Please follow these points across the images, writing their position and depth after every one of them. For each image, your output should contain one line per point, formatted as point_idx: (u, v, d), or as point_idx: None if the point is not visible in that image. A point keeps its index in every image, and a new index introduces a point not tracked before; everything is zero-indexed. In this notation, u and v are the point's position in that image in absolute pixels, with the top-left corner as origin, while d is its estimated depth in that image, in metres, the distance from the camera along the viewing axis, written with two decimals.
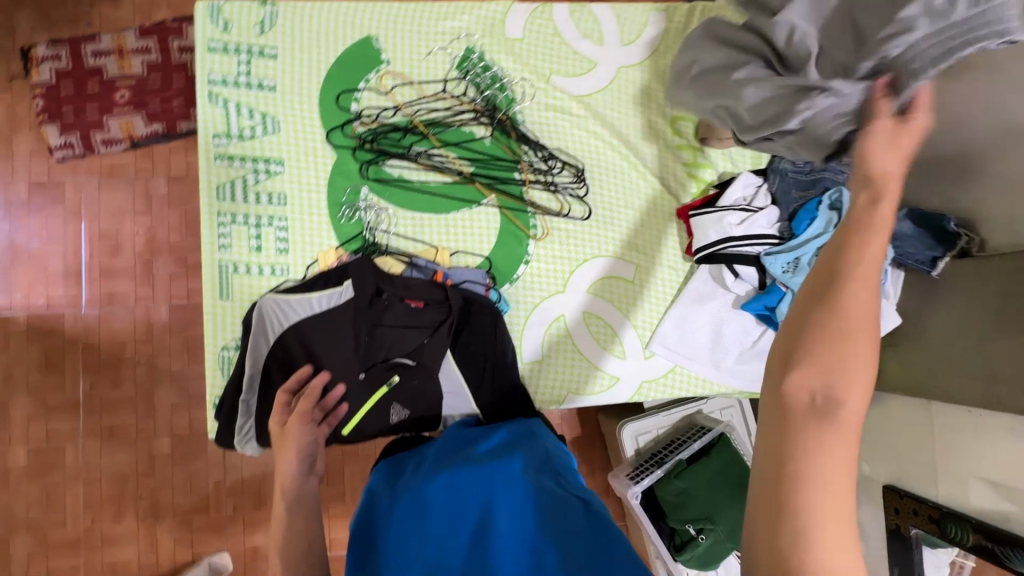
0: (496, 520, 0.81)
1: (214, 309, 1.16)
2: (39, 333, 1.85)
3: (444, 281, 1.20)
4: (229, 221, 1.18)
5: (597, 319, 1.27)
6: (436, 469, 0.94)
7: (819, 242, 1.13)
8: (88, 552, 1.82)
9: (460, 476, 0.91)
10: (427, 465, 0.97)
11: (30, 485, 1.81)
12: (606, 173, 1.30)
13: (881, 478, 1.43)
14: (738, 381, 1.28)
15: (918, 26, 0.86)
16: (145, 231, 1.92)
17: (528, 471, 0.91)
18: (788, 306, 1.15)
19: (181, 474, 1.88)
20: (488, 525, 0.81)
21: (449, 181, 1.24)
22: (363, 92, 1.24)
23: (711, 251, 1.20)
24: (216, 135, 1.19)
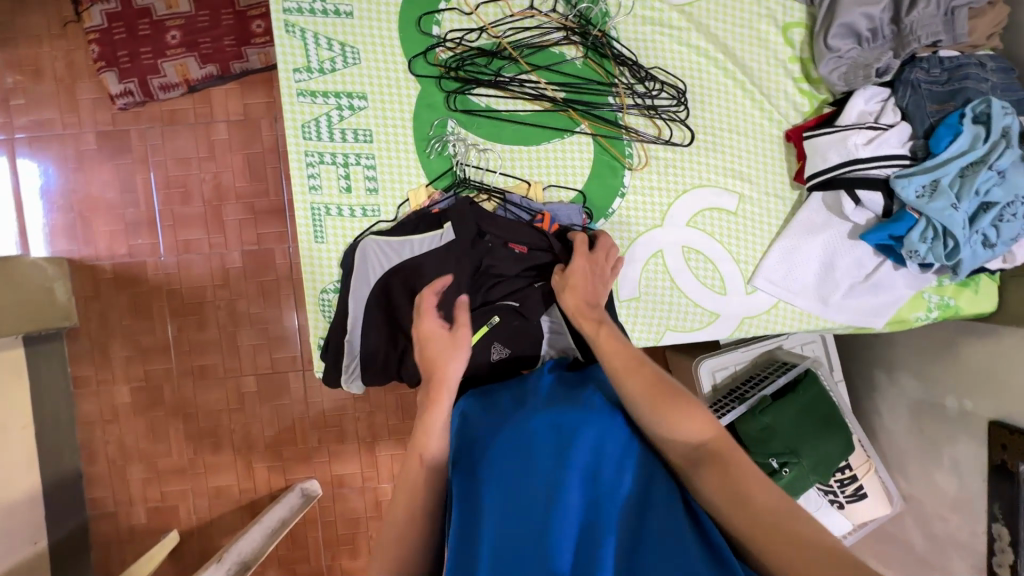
0: (606, 476, 0.78)
1: (310, 252, 1.16)
2: (126, 280, 1.93)
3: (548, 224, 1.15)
4: (317, 161, 1.15)
5: (696, 253, 1.21)
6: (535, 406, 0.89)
7: (964, 161, 1.01)
8: (194, 478, 1.99)
9: (564, 417, 0.85)
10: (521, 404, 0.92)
11: (137, 420, 1.96)
12: (707, 94, 1.19)
13: (985, 414, 1.38)
14: (848, 317, 1.20)
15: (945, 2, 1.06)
16: (212, 178, 1.93)
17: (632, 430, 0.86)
18: (919, 235, 1.05)
19: (269, 410, 1.99)
20: (602, 476, 0.79)
21: (539, 110, 1.16)
22: (445, 13, 1.14)
23: (832, 176, 1.10)
24: (297, 69, 1.13)
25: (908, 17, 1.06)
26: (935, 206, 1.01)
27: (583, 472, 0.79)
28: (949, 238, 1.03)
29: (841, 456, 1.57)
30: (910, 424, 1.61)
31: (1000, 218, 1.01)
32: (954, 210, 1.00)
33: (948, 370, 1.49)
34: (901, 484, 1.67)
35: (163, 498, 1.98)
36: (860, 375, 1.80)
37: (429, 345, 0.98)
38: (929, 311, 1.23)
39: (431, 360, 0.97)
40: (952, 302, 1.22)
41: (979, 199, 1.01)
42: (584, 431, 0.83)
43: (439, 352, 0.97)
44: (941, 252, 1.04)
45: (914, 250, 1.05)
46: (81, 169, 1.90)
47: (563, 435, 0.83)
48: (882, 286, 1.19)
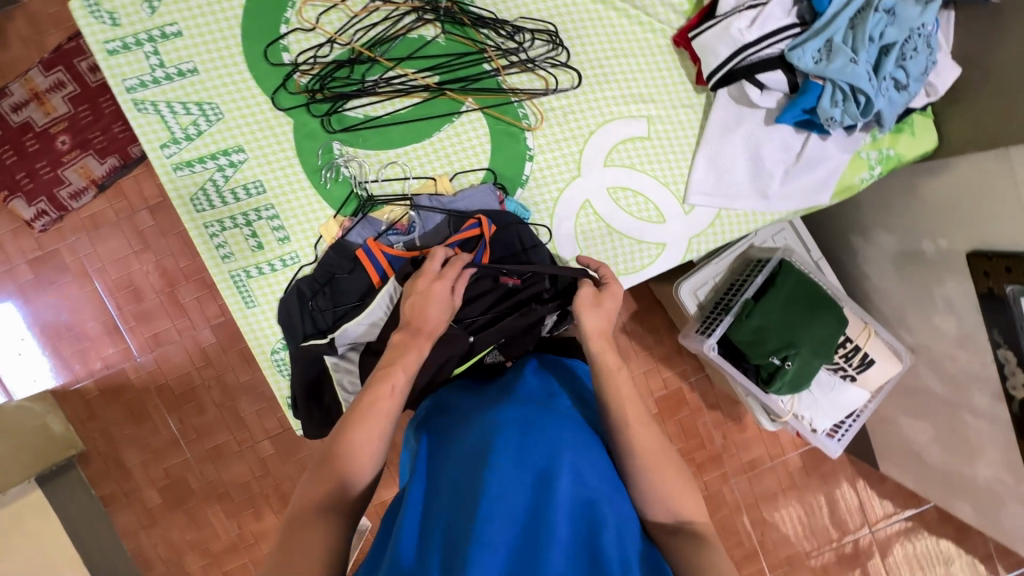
0: (559, 475, 0.74)
1: (247, 319, 1.14)
2: (114, 392, 1.93)
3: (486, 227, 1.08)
4: (219, 228, 1.11)
5: (623, 191, 1.17)
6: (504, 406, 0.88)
7: (851, 11, 0.95)
8: (248, 551, 2.03)
9: (530, 416, 0.83)
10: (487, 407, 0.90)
11: (174, 516, 1.99)
12: (582, 26, 1.13)
13: (963, 247, 1.35)
14: (791, 202, 1.18)
15: None
16: (155, 267, 1.89)
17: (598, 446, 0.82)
18: (830, 101, 1.00)
19: (292, 466, 2.01)
20: (555, 479, 0.74)
21: (419, 102, 1.11)
22: (289, 36, 1.08)
23: (728, 69, 1.04)
24: (164, 145, 1.08)
25: None
26: (835, 67, 0.95)
27: (537, 473, 0.75)
28: (859, 94, 0.99)
29: (838, 331, 1.56)
30: (898, 279, 1.59)
31: (903, 56, 0.97)
32: (855, 64, 0.95)
33: (915, 215, 1.45)
34: (907, 336, 1.66)
35: None
36: (840, 245, 1.77)
37: (431, 301, 0.95)
38: (872, 169, 1.19)
39: (425, 313, 0.95)
40: (891, 152, 1.17)
41: (877, 46, 0.96)
42: (548, 432, 0.80)
43: (438, 312, 0.95)
44: (855, 111, 1.00)
45: (830, 117, 1.01)
46: (28, 302, 1.87)
47: (524, 435, 0.80)
48: (815, 161, 1.14)
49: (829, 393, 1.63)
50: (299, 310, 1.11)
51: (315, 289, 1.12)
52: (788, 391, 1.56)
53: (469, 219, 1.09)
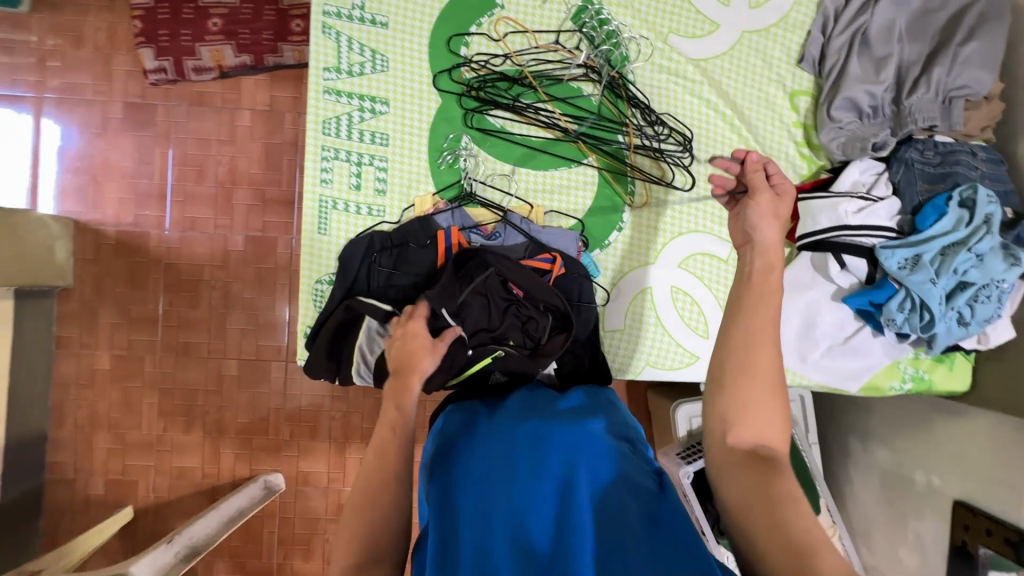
0: (578, 482, 0.79)
1: (311, 242, 1.19)
2: (127, 249, 1.96)
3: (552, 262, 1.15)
4: (332, 156, 1.19)
5: (684, 295, 1.25)
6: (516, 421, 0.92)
7: (946, 240, 1.05)
8: (159, 456, 1.97)
9: (543, 430, 0.88)
10: (500, 419, 0.93)
11: (111, 388, 1.96)
12: (713, 145, 1.25)
13: (953, 493, 1.39)
14: (824, 376, 1.23)
15: (947, 80, 1.13)
16: (228, 161, 1.98)
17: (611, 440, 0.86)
18: (897, 304, 1.09)
19: (245, 396, 1.99)
20: (574, 486, 0.79)
21: (551, 138, 1.21)
22: (474, 36, 1.20)
23: (821, 238, 1.14)
24: (326, 68, 1.18)
25: (908, 100, 1.15)
26: (915, 279, 1.05)
27: (556, 482, 0.80)
28: (925, 311, 1.07)
29: None
30: (878, 495, 1.61)
31: (976, 298, 1.05)
32: (932, 284, 1.04)
33: (919, 445, 1.50)
34: (865, 555, 1.66)
35: (124, 472, 1.96)
36: (833, 440, 1.81)
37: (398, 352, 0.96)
38: (903, 382, 1.25)
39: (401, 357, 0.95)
40: (926, 375, 1.24)
41: (957, 278, 1.05)
42: (557, 445, 0.85)
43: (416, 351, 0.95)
44: (916, 324, 1.08)
45: (892, 318, 1.09)
46: (102, 135, 1.94)
47: (538, 447, 0.84)
48: (859, 350, 1.21)
49: None
50: (364, 262, 1.16)
51: (385, 246, 1.17)
52: None
53: (546, 252, 1.16)
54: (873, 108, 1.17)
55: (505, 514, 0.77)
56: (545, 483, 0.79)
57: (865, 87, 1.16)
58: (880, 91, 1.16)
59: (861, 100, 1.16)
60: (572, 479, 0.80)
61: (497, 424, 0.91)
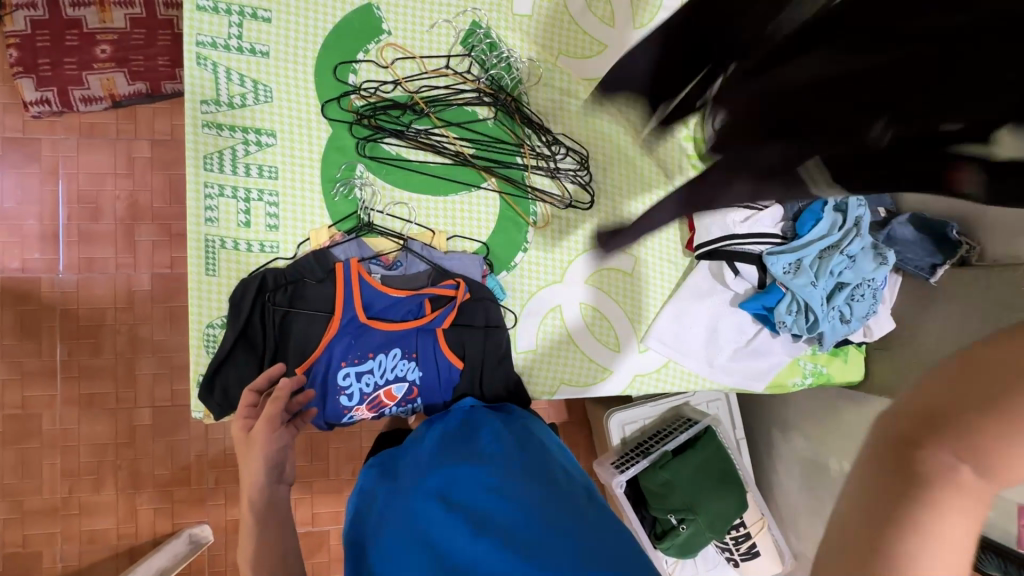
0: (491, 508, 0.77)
1: (199, 284, 1.12)
2: (15, 297, 1.78)
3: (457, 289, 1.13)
4: (216, 193, 1.13)
5: (593, 310, 1.26)
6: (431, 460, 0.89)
7: (823, 244, 1.11)
8: (65, 521, 1.79)
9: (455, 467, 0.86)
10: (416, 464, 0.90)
11: (5, 452, 1.77)
12: (610, 162, 1.27)
13: None
14: (731, 379, 1.28)
15: None
16: (126, 195, 1.84)
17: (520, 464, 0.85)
18: (786, 307, 1.14)
19: (162, 445, 1.85)
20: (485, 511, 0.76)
21: (448, 163, 1.20)
22: (362, 63, 1.17)
23: (714, 247, 1.18)
24: (204, 101, 1.12)
25: None
26: (798, 283, 1.10)
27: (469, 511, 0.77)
28: (811, 312, 1.13)
29: (735, 513, 1.60)
30: (801, 483, 1.68)
31: (852, 296, 1.12)
32: (813, 287, 1.10)
33: (830, 432, 1.57)
34: (795, 542, 1.72)
35: (24, 543, 1.77)
36: (760, 433, 1.88)
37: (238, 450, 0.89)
38: (804, 377, 1.32)
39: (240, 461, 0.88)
40: (824, 369, 1.31)
41: (835, 279, 1.11)
42: (468, 475, 0.83)
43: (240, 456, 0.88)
44: (803, 324, 1.14)
45: (782, 320, 1.14)
46: None
47: (450, 482, 0.82)
48: (761, 351, 1.26)
49: (711, 570, 1.66)
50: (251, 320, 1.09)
51: (278, 283, 1.10)
52: (675, 554, 1.59)
53: (449, 278, 1.14)
54: None
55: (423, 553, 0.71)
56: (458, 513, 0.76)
57: None
58: None
59: None
60: (488, 505, 0.77)
61: (409, 471, 0.88)
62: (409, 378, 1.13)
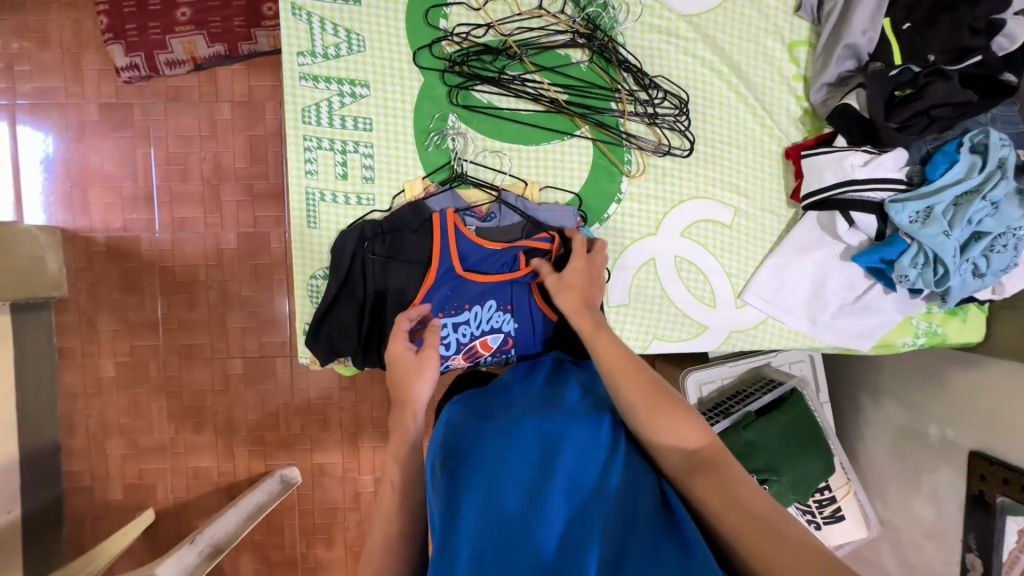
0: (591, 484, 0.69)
1: (302, 236, 1.16)
2: (118, 255, 1.92)
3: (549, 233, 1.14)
4: (315, 145, 1.14)
5: (688, 264, 1.21)
6: (521, 408, 0.80)
7: (959, 189, 1.01)
8: (173, 458, 1.98)
9: (551, 416, 0.77)
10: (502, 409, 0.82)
11: (119, 395, 1.95)
12: (710, 106, 1.19)
13: (967, 444, 1.38)
14: (834, 337, 1.21)
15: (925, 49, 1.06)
16: (211, 157, 1.92)
17: (621, 435, 0.77)
18: (910, 260, 1.05)
19: (253, 394, 1.98)
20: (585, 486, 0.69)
21: (541, 110, 1.16)
22: (453, 7, 1.14)
23: (826, 196, 1.10)
24: (300, 52, 1.12)
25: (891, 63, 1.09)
26: (928, 232, 1.01)
27: (565, 479, 0.69)
28: (939, 265, 1.04)
29: (820, 477, 1.56)
30: (891, 450, 1.61)
31: (991, 248, 1.02)
32: (945, 237, 1.01)
33: (933, 398, 1.48)
34: (879, 509, 1.67)
35: (141, 476, 1.97)
36: (845, 398, 1.80)
37: (395, 370, 0.95)
38: (916, 337, 1.24)
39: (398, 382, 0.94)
40: (939, 329, 1.22)
41: (971, 229, 1.01)
42: (568, 435, 0.74)
43: (408, 375, 0.94)
44: (930, 278, 1.05)
45: (904, 274, 1.06)
46: (81, 140, 1.88)
47: (545, 439, 0.74)
48: (871, 309, 1.19)
49: None
50: (370, 267, 1.12)
51: (376, 233, 1.12)
52: None
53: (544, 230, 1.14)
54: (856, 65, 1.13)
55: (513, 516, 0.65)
56: (556, 481, 0.68)
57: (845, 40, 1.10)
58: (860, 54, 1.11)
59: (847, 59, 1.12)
60: (583, 474, 0.71)
61: (496, 415, 0.80)
62: (503, 330, 1.16)
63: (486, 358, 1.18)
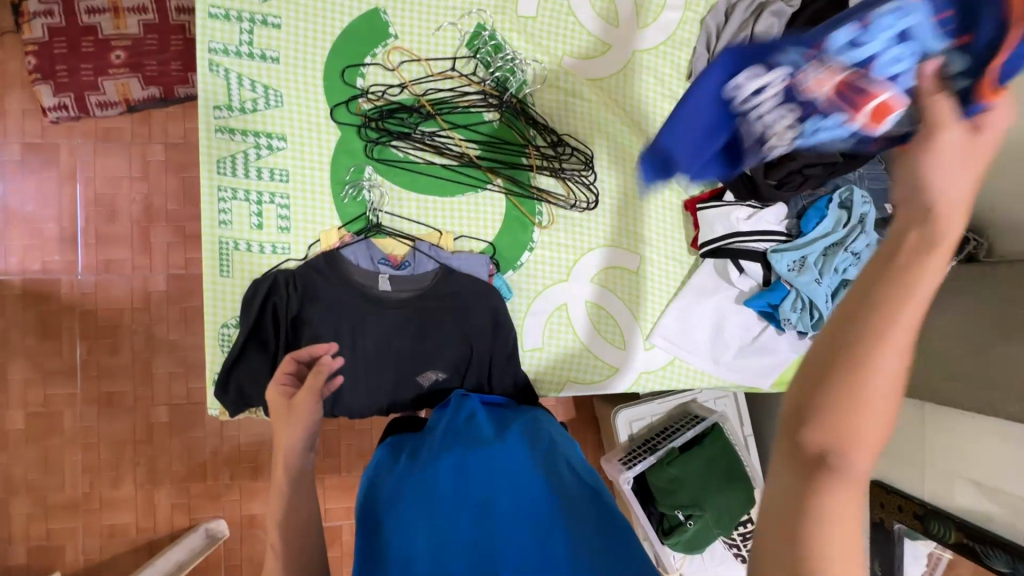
0: (499, 504, 0.84)
1: (214, 286, 1.15)
2: (35, 298, 1.83)
3: (468, 278, 1.18)
4: (229, 196, 1.16)
5: (598, 309, 1.27)
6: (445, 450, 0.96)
7: (828, 241, 1.12)
8: (86, 515, 1.84)
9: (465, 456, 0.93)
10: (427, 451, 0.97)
11: (28, 448, 1.82)
12: (615, 161, 1.28)
13: (870, 474, 1.45)
14: (736, 376, 1.28)
15: None
16: (142, 198, 1.88)
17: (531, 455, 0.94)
18: (790, 305, 1.15)
19: (179, 442, 1.89)
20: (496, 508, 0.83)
21: (453, 164, 1.22)
22: (370, 67, 1.20)
23: (718, 246, 1.18)
24: (216, 106, 1.15)
25: None
26: (803, 280, 1.11)
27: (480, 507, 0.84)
28: (815, 309, 1.14)
29: (743, 508, 1.60)
30: None
31: None
32: (817, 284, 1.12)
33: None
34: None
35: (48, 537, 1.82)
36: (769, 430, 1.88)
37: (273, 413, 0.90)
38: None
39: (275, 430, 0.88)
40: None
41: (839, 277, 1.12)
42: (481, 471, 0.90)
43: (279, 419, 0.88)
44: (808, 322, 1.15)
45: (787, 317, 1.16)
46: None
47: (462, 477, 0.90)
48: (767, 349, 1.27)
49: (718, 566, 1.67)
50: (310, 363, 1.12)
51: (287, 283, 1.13)
52: (682, 550, 1.60)
53: (455, 278, 1.17)
54: None
55: (432, 549, 0.78)
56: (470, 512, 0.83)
57: None
58: None
59: None
60: (495, 498, 0.85)
61: (421, 462, 0.95)
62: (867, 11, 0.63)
63: (855, 64, 0.64)
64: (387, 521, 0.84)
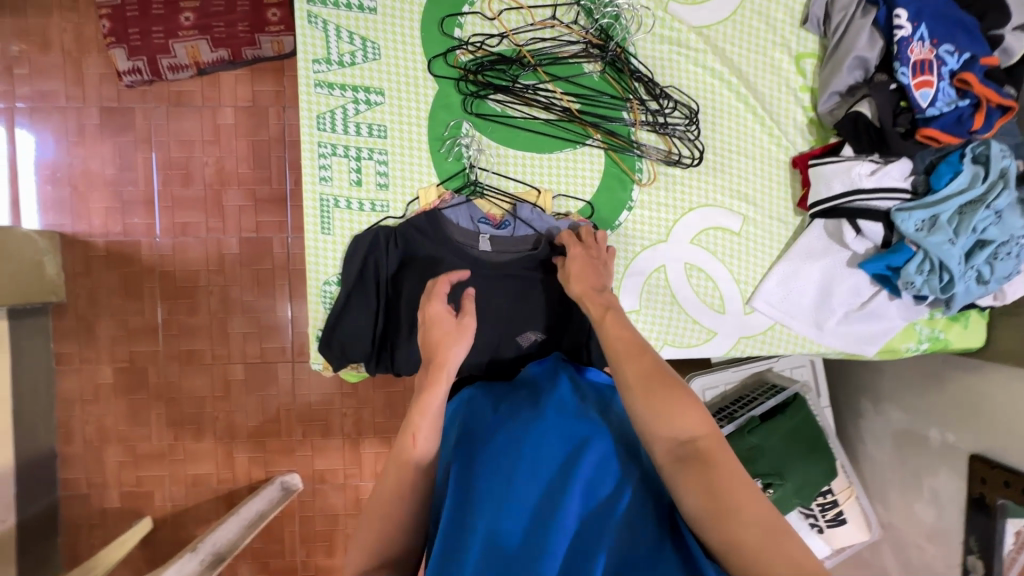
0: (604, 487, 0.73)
1: (315, 243, 1.16)
2: (117, 260, 1.90)
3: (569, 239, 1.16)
4: (329, 152, 1.15)
5: (698, 271, 1.23)
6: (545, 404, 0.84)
7: (963, 198, 1.05)
8: (172, 464, 1.95)
9: (566, 420, 0.80)
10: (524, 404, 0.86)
11: (117, 401, 1.92)
12: (720, 115, 1.22)
13: (968, 448, 1.40)
14: (840, 343, 1.23)
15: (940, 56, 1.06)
16: (214, 162, 1.90)
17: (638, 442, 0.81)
18: (916, 267, 1.09)
19: (254, 399, 1.96)
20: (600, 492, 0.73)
21: (552, 119, 1.18)
22: (468, 16, 1.15)
23: (834, 204, 1.12)
24: (315, 60, 1.13)
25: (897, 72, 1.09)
26: (934, 240, 1.05)
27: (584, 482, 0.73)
28: (944, 272, 1.08)
29: (823, 480, 1.57)
30: (892, 453, 1.63)
31: (995, 256, 1.07)
32: (951, 245, 1.05)
33: (933, 401, 1.51)
34: (880, 511, 1.68)
35: (138, 483, 1.94)
36: (845, 401, 1.83)
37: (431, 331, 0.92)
38: (919, 342, 1.27)
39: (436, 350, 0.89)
40: (942, 335, 1.25)
41: (976, 237, 1.06)
42: (590, 438, 0.78)
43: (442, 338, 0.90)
44: (935, 285, 1.09)
45: (911, 281, 1.10)
46: (80, 144, 1.87)
47: (568, 440, 0.78)
48: (876, 315, 1.21)
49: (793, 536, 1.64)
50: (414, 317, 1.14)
51: (389, 240, 1.14)
52: None
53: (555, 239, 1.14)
54: (860, 74, 1.14)
55: (523, 519, 0.70)
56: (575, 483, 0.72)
57: (853, 55, 1.11)
58: (865, 64, 1.12)
59: (853, 72, 1.13)
60: (599, 478, 0.74)
61: (515, 411, 0.84)
62: (955, 42, 1.06)
63: (940, 57, 1.06)
64: (477, 471, 0.76)
